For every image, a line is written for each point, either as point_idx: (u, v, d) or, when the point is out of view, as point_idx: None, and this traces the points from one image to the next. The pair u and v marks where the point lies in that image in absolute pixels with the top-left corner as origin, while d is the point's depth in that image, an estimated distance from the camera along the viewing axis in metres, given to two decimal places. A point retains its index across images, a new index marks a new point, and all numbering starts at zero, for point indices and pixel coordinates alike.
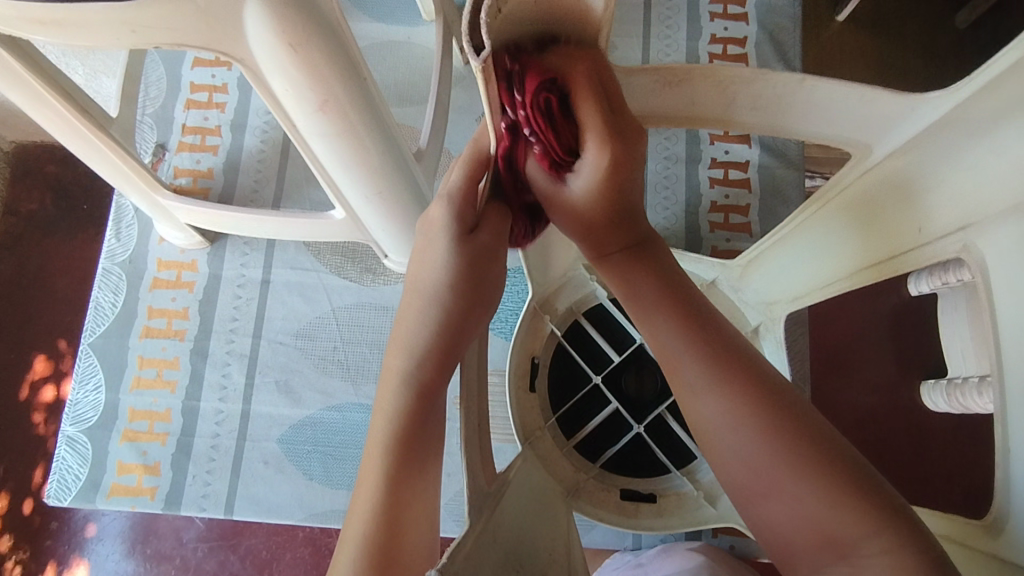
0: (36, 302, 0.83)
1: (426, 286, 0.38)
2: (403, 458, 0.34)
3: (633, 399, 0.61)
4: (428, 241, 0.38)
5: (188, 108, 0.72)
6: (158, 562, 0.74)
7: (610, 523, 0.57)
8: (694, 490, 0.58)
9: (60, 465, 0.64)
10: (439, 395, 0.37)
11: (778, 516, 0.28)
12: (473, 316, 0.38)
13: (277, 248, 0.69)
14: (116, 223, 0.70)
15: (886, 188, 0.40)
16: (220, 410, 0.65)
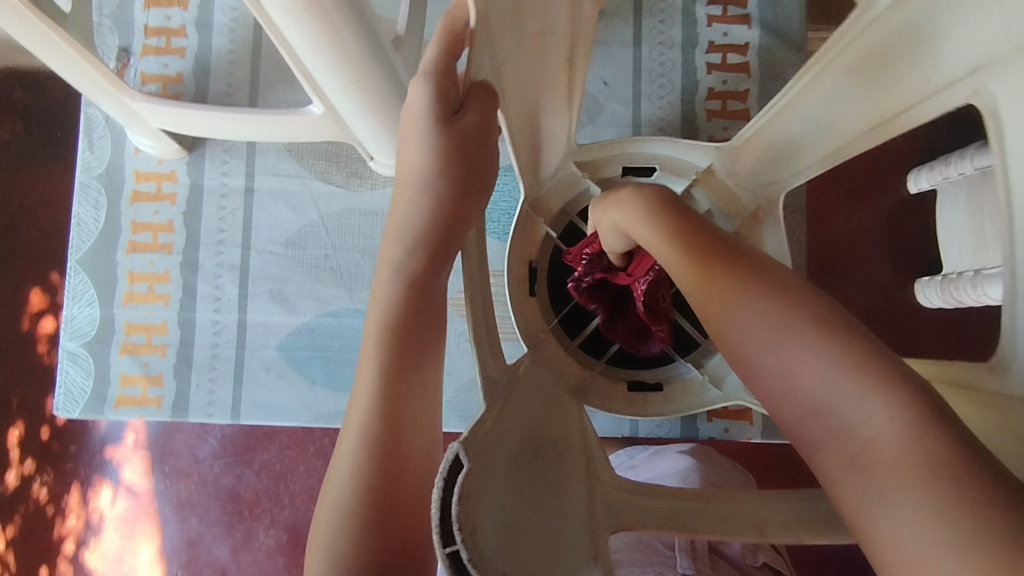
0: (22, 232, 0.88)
1: (414, 175, 0.37)
2: (398, 350, 0.34)
3: (632, 293, 0.61)
4: (409, 126, 0.37)
5: (148, 7, 0.67)
6: (176, 478, 0.79)
7: (620, 414, 0.56)
8: (699, 375, 0.58)
9: (65, 379, 0.64)
10: (435, 280, 0.37)
11: (797, 386, 0.26)
12: (468, 201, 0.38)
13: (259, 154, 0.66)
14: (87, 134, 0.67)
15: (897, 35, 0.38)
16: (216, 320, 0.65)
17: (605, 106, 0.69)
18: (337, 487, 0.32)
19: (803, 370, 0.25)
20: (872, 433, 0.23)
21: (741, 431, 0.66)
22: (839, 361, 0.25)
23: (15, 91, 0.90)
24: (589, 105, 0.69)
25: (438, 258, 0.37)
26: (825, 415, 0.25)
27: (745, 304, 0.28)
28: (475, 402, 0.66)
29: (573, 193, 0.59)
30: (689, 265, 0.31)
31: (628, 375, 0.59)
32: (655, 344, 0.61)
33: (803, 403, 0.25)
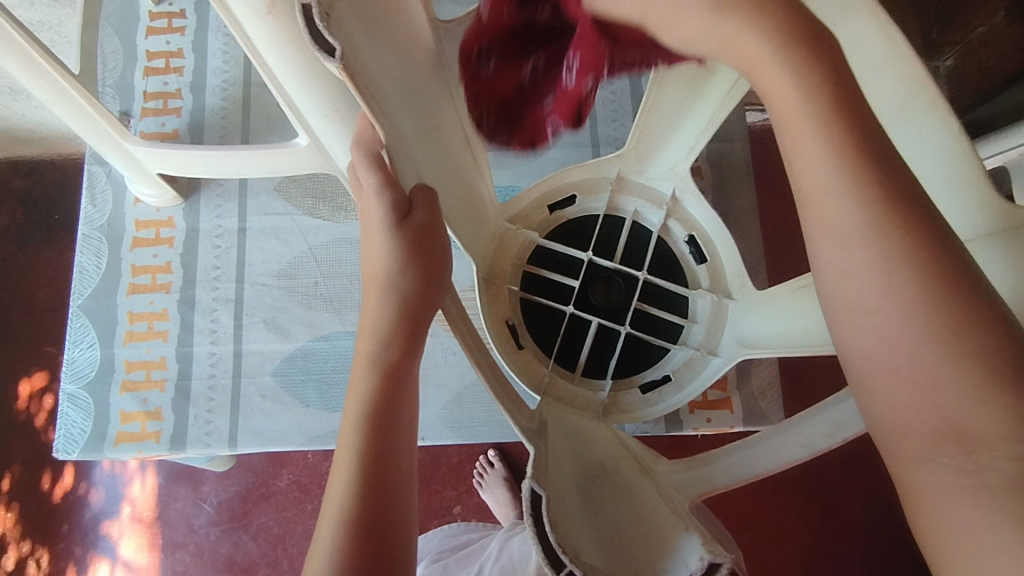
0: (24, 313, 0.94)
1: (379, 276, 0.39)
2: (377, 431, 0.37)
3: (608, 307, 0.65)
4: (368, 232, 0.39)
5: (147, 75, 0.75)
6: (174, 548, 0.87)
7: (645, 417, 0.63)
8: (694, 354, 0.63)
9: (65, 421, 0.66)
10: (408, 367, 0.39)
11: (905, 374, 0.27)
12: (428, 291, 0.39)
13: (250, 195, 0.72)
14: (90, 190, 0.72)
15: None
16: (212, 352, 0.68)
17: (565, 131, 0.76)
18: (332, 520, 0.36)
19: (895, 313, 0.27)
20: (955, 387, 0.26)
21: (722, 420, 0.68)
22: (933, 309, 0.26)
23: (12, 179, 0.98)
24: None
25: (408, 340, 0.39)
26: (906, 364, 0.27)
27: (845, 239, 0.28)
28: (465, 412, 0.68)
29: (516, 245, 0.65)
30: (860, 210, 0.28)
31: (636, 382, 0.64)
32: (642, 345, 0.65)
33: (886, 347, 0.27)
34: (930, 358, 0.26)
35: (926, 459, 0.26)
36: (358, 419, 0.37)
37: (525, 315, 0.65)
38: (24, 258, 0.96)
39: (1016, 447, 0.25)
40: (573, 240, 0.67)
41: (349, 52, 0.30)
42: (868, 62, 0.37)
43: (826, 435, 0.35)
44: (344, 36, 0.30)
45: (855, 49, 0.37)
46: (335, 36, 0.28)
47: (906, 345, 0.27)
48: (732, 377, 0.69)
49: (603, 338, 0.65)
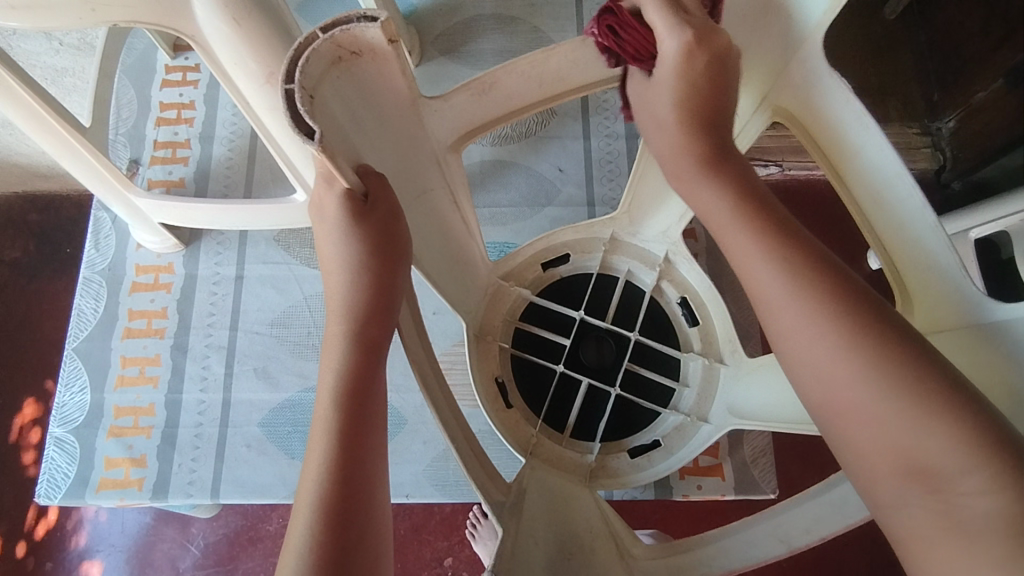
0: (25, 345, 0.95)
1: (334, 258, 0.38)
2: (351, 429, 0.34)
3: (598, 368, 0.64)
4: (321, 217, 0.37)
5: (159, 125, 0.77)
6: None
7: (633, 483, 0.61)
8: (686, 418, 0.62)
9: (49, 465, 0.66)
10: (382, 346, 0.37)
11: (870, 435, 0.29)
12: (389, 266, 0.37)
13: (250, 244, 0.73)
14: (94, 235, 0.73)
15: None
16: (201, 400, 0.68)
17: (561, 189, 0.77)
18: (292, 556, 0.31)
19: (840, 360, 0.30)
20: (903, 423, 0.28)
21: (713, 486, 0.66)
22: (863, 365, 0.29)
23: (28, 214, 1.01)
24: (548, 190, 0.77)
25: (372, 317, 0.37)
26: (868, 414, 0.29)
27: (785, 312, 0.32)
28: (450, 469, 0.67)
29: (508, 304, 0.65)
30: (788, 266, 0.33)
31: (625, 445, 0.63)
32: (633, 408, 0.64)
33: (840, 395, 0.30)
34: (884, 420, 0.29)
35: (902, 503, 0.28)
36: (321, 481, 0.33)
37: (516, 372, 0.65)
38: (30, 291, 0.98)
39: (975, 478, 0.26)
40: (566, 299, 0.67)
41: (329, 136, 0.30)
42: (838, 145, 0.41)
43: (804, 531, 0.34)
44: (327, 117, 0.30)
45: (827, 131, 0.41)
46: (311, 119, 0.28)
47: (865, 408, 0.29)
48: (723, 444, 0.67)
49: (594, 399, 0.64)
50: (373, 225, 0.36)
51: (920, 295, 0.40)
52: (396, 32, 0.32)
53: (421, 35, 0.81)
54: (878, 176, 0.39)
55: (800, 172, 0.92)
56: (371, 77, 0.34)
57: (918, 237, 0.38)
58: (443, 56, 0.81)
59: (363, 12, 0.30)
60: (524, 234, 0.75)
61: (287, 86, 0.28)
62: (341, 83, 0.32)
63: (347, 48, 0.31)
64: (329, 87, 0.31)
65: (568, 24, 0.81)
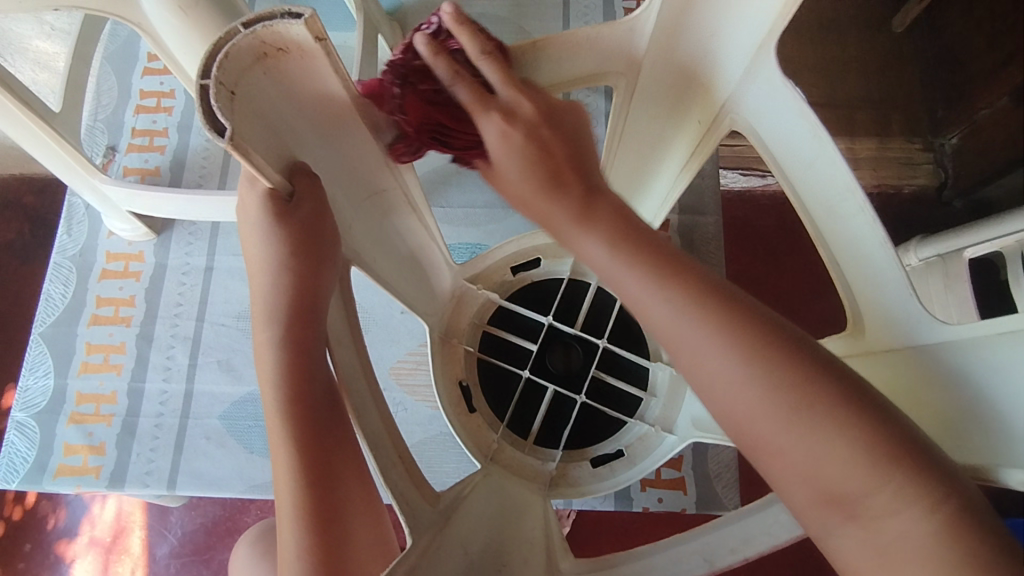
0: (11, 327, 0.96)
1: (263, 259, 0.37)
2: (306, 429, 0.36)
3: (564, 375, 0.63)
4: (248, 222, 0.37)
5: (138, 113, 0.77)
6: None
7: (592, 493, 0.60)
8: (651, 427, 0.61)
9: (8, 449, 0.66)
10: (315, 347, 0.37)
11: (789, 462, 0.28)
12: (322, 265, 0.37)
13: (221, 235, 0.73)
14: (68, 220, 0.73)
15: (661, 92, 0.46)
16: (164, 390, 0.68)
17: None
18: (288, 562, 0.33)
19: (739, 386, 0.28)
20: (809, 441, 0.27)
21: (676, 500, 0.65)
22: (770, 391, 0.28)
23: (24, 196, 1.01)
24: None
25: (302, 320, 0.37)
26: (769, 438, 0.28)
27: (695, 349, 0.30)
28: None
29: (476, 305, 0.64)
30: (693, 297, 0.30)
31: (588, 454, 0.61)
32: (598, 416, 0.63)
33: (752, 427, 0.28)
34: (794, 452, 0.27)
35: (829, 530, 0.27)
36: (296, 484, 0.34)
37: (481, 376, 0.64)
38: (18, 271, 0.99)
39: (884, 495, 0.26)
40: (536, 304, 0.66)
41: (248, 133, 0.30)
42: (790, 156, 0.40)
43: (729, 552, 0.33)
44: (248, 114, 0.30)
45: (779, 142, 0.41)
46: (225, 114, 0.28)
47: (776, 436, 0.28)
48: (687, 457, 0.66)
49: (558, 407, 0.63)
50: (297, 226, 0.35)
51: (872, 312, 0.38)
52: (324, 30, 0.31)
53: (406, 32, 0.80)
54: (829, 189, 0.38)
55: None
56: (303, 77, 0.33)
57: (866, 251, 0.37)
58: None
59: (289, 9, 0.30)
60: (497, 236, 0.74)
61: (203, 82, 0.28)
62: (267, 79, 0.31)
63: (272, 45, 0.30)
64: (253, 84, 0.30)
65: (553, 25, 0.80)
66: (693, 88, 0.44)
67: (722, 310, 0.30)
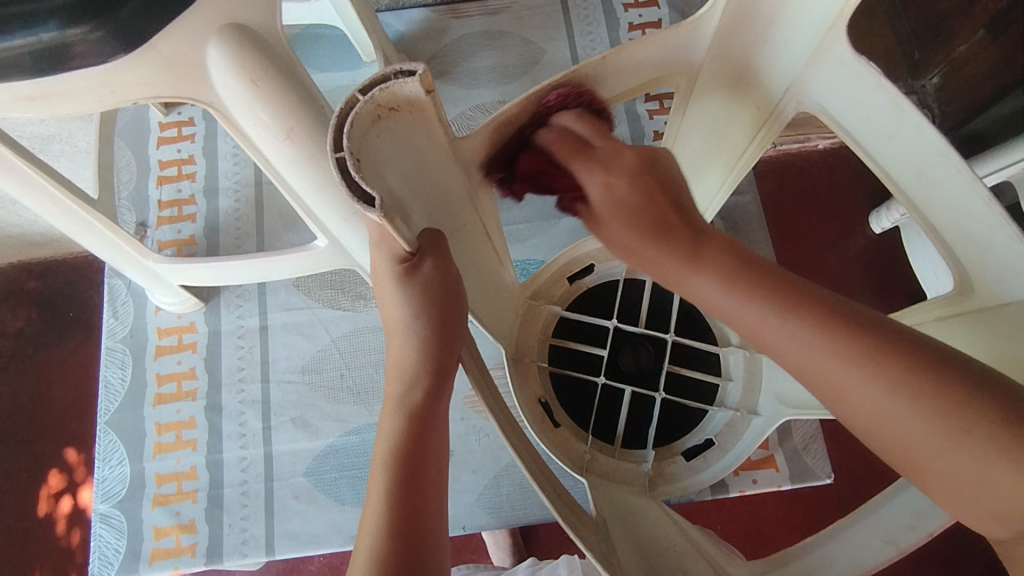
0: (42, 417, 0.93)
1: (397, 319, 0.38)
2: (406, 479, 0.35)
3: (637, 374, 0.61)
4: (381, 283, 0.38)
5: (161, 184, 0.76)
6: None
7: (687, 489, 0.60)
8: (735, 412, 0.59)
9: (98, 542, 0.65)
10: (440, 403, 0.38)
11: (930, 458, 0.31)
12: (449, 325, 0.38)
13: (269, 293, 0.72)
14: (111, 303, 0.73)
15: (716, 86, 0.45)
16: (243, 457, 0.67)
17: None
18: None
19: (825, 354, 0.33)
20: (885, 392, 0.31)
21: (769, 478, 0.66)
22: (910, 399, 0.31)
23: (27, 283, 0.99)
24: None
25: (438, 377, 0.38)
26: (913, 442, 0.31)
27: (813, 369, 0.33)
28: (504, 496, 0.67)
29: (543, 321, 0.62)
30: (807, 321, 0.33)
31: (679, 449, 0.60)
32: (681, 409, 0.61)
33: (896, 433, 0.31)
34: (939, 449, 0.30)
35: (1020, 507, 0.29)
36: (382, 533, 0.33)
37: (557, 388, 0.62)
38: (35, 359, 0.96)
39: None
40: (596, 311, 0.63)
41: (379, 194, 0.30)
42: (869, 131, 0.41)
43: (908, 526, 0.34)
44: (374, 179, 0.30)
45: (859, 123, 0.41)
46: (366, 183, 0.28)
47: (913, 438, 0.31)
48: (772, 435, 0.67)
49: (638, 408, 0.61)
50: (423, 284, 0.36)
51: (978, 264, 0.39)
52: (433, 83, 0.31)
53: (413, 62, 0.80)
54: (921, 157, 0.39)
55: (792, 146, 0.86)
56: (413, 135, 0.34)
57: (970, 206, 0.38)
58: (438, 80, 0.80)
59: (399, 67, 0.30)
60: (543, 249, 0.75)
61: (337, 156, 0.28)
62: (388, 143, 0.32)
63: (385, 106, 0.30)
64: (371, 148, 0.31)
65: (558, 34, 0.81)
66: (752, 77, 0.43)
67: (837, 332, 0.33)
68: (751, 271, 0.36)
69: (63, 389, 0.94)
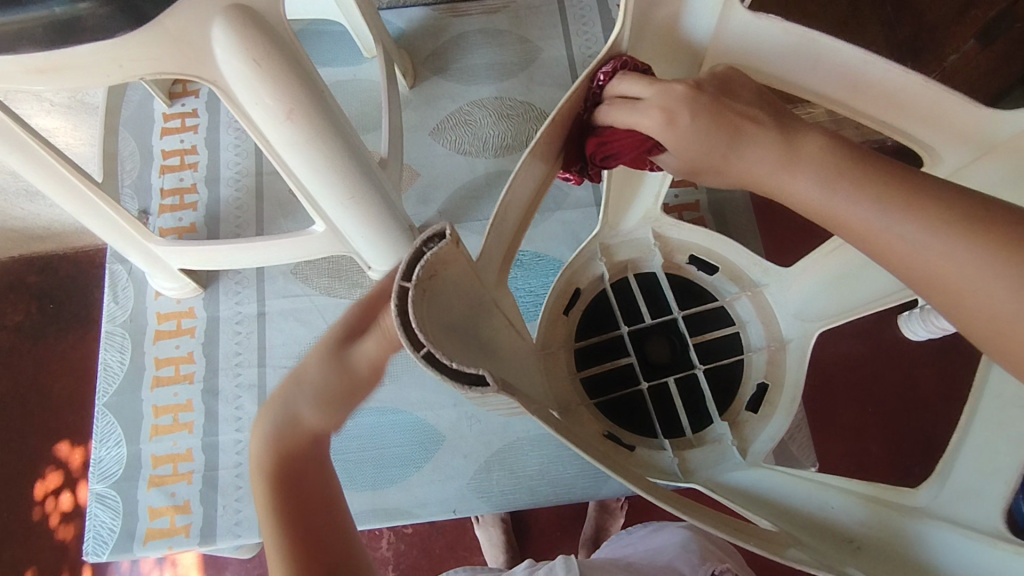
0: (39, 407, 0.94)
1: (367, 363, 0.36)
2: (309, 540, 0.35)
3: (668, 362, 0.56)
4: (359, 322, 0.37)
5: (163, 173, 0.78)
6: None
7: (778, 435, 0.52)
8: (758, 351, 0.55)
9: (94, 522, 0.66)
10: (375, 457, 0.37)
11: None
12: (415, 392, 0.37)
13: (268, 280, 0.74)
14: (112, 288, 0.74)
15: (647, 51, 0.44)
16: (238, 440, 0.68)
17: (570, 193, 0.78)
18: None
19: (944, 256, 0.29)
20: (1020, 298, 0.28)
21: None
22: None
23: (28, 277, 1.00)
24: (556, 196, 0.78)
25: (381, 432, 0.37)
26: None
27: (943, 272, 0.30)
28: (494, 481, 0.68)
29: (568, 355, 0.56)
30: (943, 219, 0.30)
31: (740, 406, 0.54)
32: (720, 371, 0.56)
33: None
34: None
35: None
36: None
37: (612, 420, 0.54)
38: (34, 352, 0.97)
39: None
40: (601, 327, 0.57)
41: (451, 351, 0.29)
42: (796, 62, 0.40)
43: None
44: (448, 346, 0.29)
45: (779, 59, 0.41)
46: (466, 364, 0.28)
47: None
48: None
49: (688, 392, 0.56)
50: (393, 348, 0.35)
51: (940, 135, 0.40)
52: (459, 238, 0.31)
53: (413, 58, 0.82)
54: (853, 71, 0.39)
55: None
56: (461, 279, 0.33)
57: (918, 92, 0.37)
58: (436, 76, 0.82)
59: (425, 238, 0.30)
60: (537, 241, 0.76)
61: (421, 352, 0.27)
62: (439, 303, 0.31)
63: (430, 280, 0.30)
64: (434, 318, 0.30)
65: (554, 32, 0.83)
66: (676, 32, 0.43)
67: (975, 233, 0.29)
68: (866, 168, 0.32)
69: (61, 381, 0.95)
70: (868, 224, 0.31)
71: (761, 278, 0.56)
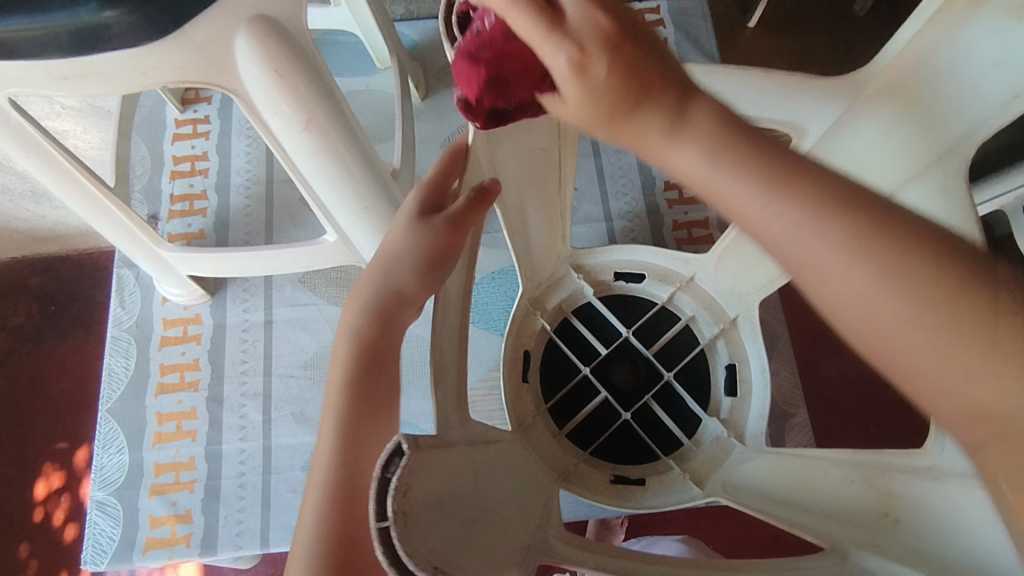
0: (38, 407, 0.93)
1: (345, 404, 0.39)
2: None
3: (635, 386, 0.60)
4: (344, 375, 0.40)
5: (173, 179, 0.78)
6: None
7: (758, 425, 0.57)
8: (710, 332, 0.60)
9: (93, 530, 0.65)
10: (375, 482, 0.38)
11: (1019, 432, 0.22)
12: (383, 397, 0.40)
13: (276, 288, 0.73)
14: (119, 293, 0.74)
15: None
16: (242, 449, 0.67)
17: (579, 208, 0.78)
18: None
19: (853, 276, 0.23)
20: (937, 339, 0.22)
21: None
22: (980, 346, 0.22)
23: (33, 276, 1.00)
24: None
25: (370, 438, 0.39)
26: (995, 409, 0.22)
27: (856, 299, 0.24)
28: None
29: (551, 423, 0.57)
30: (848, 227, 0.24)
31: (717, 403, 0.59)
32: (688, 372, 0.61)
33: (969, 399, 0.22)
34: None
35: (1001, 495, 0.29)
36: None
37: (614, 463, 0.57)
38: (35, 352, 0.96)
39: None
40: (564, 378, 0.60)
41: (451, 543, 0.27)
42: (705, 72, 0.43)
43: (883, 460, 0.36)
44: (441, 543, 0.27)
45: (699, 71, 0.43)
46: None
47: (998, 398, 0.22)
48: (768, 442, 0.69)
49: (669, 403, 0.60)
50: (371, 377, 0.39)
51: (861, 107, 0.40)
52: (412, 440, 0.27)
53: (425, 70, 0.83)
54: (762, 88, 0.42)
55: None
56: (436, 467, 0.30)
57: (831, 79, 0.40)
58: (447, 88, 0.82)
59: (381, 466, 0.27)
60: None
61: None
62: (429, 510, 0.28)
63: (404, 499, 0.26)
64: (427, 524, 0.27)
65: None
66: None
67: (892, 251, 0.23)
68: (760, 153, 0.25)
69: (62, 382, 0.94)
70: (764, 224, 0.25)
71: (683, 270, 0.62)
